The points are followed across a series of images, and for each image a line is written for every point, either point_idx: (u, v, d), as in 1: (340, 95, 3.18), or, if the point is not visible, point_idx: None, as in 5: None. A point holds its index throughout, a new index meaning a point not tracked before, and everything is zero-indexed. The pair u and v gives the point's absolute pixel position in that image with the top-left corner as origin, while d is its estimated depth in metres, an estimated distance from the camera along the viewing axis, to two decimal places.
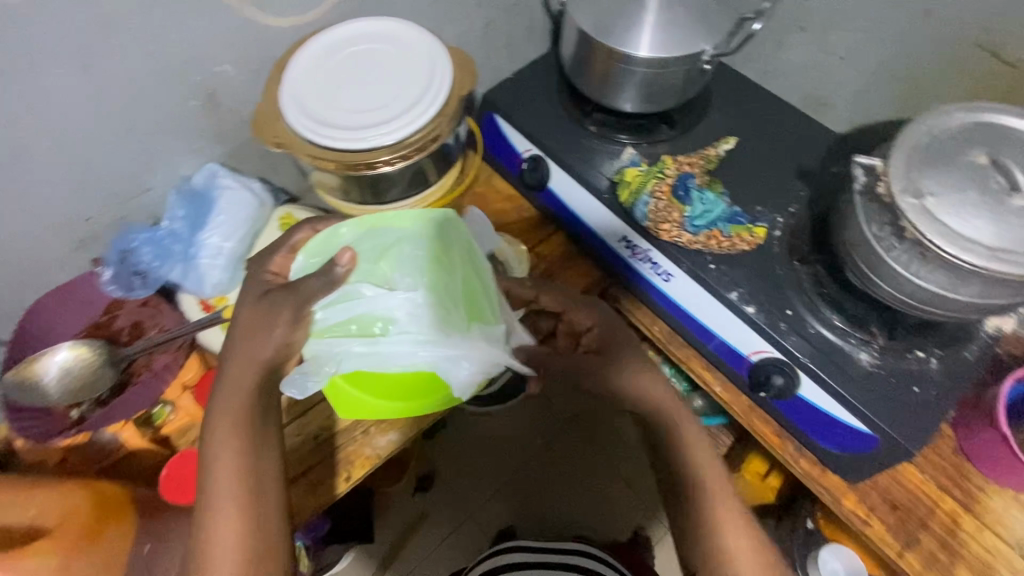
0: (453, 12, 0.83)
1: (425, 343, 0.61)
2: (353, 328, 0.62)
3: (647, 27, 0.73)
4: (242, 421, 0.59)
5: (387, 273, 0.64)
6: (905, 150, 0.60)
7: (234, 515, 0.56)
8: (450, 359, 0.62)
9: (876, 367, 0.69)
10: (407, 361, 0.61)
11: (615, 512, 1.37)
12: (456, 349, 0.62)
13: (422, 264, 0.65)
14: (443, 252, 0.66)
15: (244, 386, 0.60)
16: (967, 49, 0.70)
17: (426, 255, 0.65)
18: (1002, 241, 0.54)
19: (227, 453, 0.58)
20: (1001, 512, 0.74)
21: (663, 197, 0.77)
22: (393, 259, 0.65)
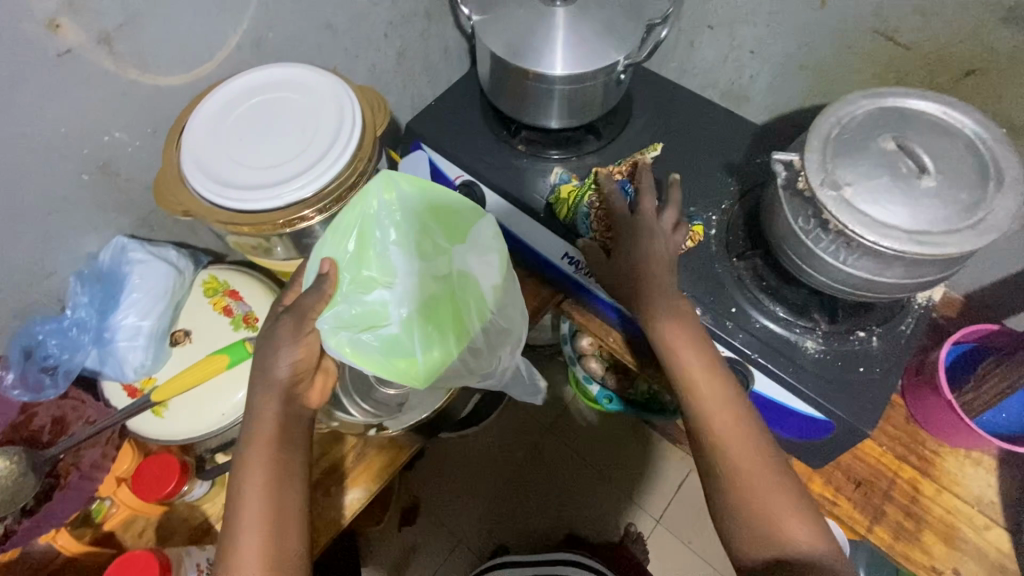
0: (361, 46, 0.81)
1: (443, 281, 0.62)
2: (377, 326, 0.60)
3: (558, 46, 0.73)
4: (267, 468, 0.57)
5: (373, 265, 0.61)
6: (819, 143, 0.61)
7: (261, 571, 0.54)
8: (472, 268, 0.62)
9: (823, 352, 0.70)
10: (441, 303, 0.61)
11: (606, 509, 1.35)
12: (469, 262, 0.62)
13: (400, 239, 0.61)
14: (405, 208, 0.62)
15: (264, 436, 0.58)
16: (866, 35, 0.71)
17: (397, 219, 0.62)
18: (918, 224, 0.56)
19: (252, 502, 0.56)
20: (955, 472, 0.76)
21: (599, 200, 0.75)
22: (373, 242, 0.61)
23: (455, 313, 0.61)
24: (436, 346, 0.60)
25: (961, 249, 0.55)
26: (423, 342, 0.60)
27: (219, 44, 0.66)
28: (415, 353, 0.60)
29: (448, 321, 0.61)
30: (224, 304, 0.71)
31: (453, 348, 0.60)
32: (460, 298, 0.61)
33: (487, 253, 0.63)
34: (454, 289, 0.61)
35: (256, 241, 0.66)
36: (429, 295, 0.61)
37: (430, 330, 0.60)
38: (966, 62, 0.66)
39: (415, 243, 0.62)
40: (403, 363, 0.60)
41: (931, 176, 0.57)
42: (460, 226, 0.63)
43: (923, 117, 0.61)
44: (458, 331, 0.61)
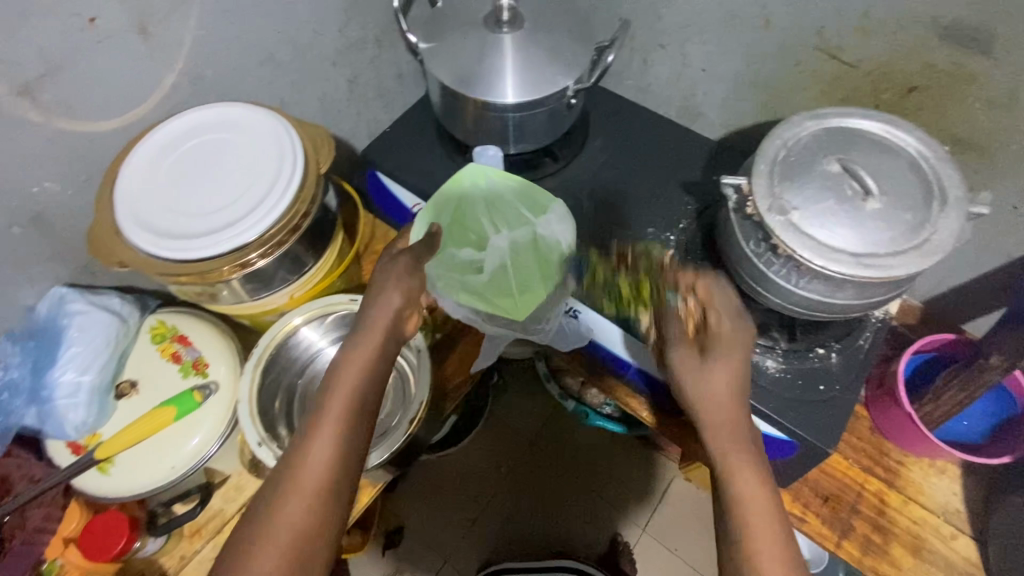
0: (308, 77, 0.79)
1: (528, 245, 0.74)
2: (472, 278, 0.72)
3: (506, 74, 0.72)
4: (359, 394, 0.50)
5: (467, 233, 0.74)
6: (766, 167, 0.61)
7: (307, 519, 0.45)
8: (548, 235, 0.74)
9: (783, 371, 0.70)
10: (527, 260, 0.74)
11: (592, 522, 1.33)
12: (546, 230, 0.75)
13: (485, 214, 0.75)
14: (491, 193, 0.75)
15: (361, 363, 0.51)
16: (811, 53, 0.71)
17: (485, 199, 0.75)
18: (865, 247, 0.56)
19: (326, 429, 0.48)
20: (920, 482, 0.77)
21: (698, 303, 0.59)
22: (468, 217, 0.75)
23: (536, 267, 0.73)
24: (523, 291, 0.73)
25: (907, 271, 0.55)
26: (513, 288, 0.72)
27: (153, 86, 0.64)
28: (505, 293, 0.72)
29: (532, 274, 0.73)
30: (173, 351, 0.69)
31: (537, 293, 0.73)
32: (544, 253, 0.74)
33: (562, 224, 0.75)
34: (539, 247, 0.74)
35: (201, 289, 0.64)
36: (519, 252, 0.74)
37: (518, 280, 0.73)
38: (909, 79, 0.66)
39: (502, 217, 0.75)
40: (496, 300, 0.72)
41: (875, 198, 0.57)
42: (535, 204, 0.76)
43: (866, 137, 0.62)
44: (540, 279, 0.73)
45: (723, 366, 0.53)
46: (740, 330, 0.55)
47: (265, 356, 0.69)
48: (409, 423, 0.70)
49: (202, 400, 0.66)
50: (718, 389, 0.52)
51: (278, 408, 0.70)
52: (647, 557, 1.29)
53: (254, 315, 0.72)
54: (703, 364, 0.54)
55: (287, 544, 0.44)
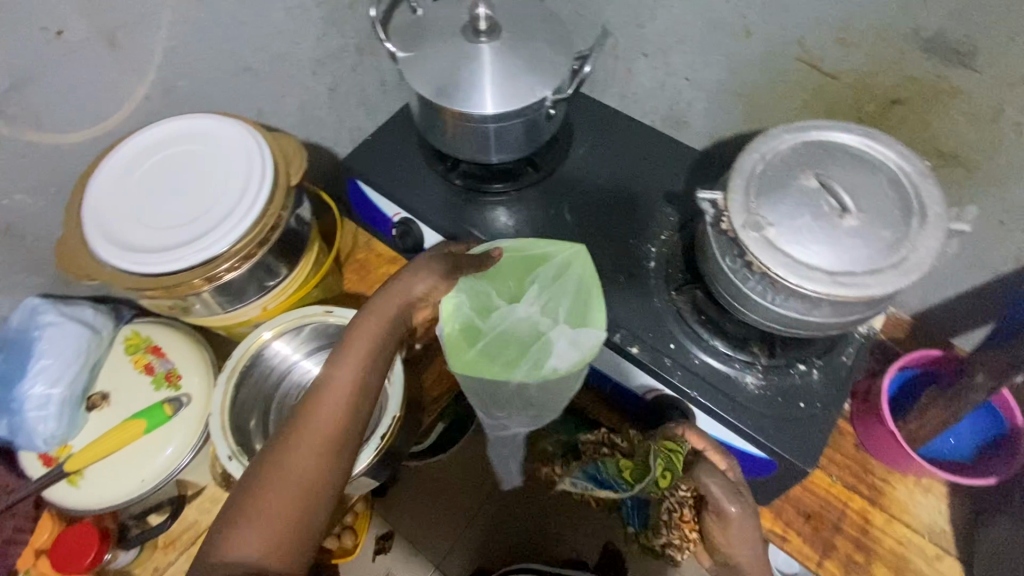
0: (287, 86, 0.79)
1: (546, 327, 0.64)
2: (472, 313, 0.65)
3: (483, 84, 0.71)
4: (373, 346, 0.59)
5: (514, 288, 0.67)
6: (742, 181, 0.59)
7: (320, 449, 0.53)
8: (564, 342, 0.62)
9: (763, 388, 0.69)
10: (529, 340, 0.64)
11: (582, 531, 1.31)
12: (567, 335, 0.63)
13: (537, 286, 0.66)
14: (562, 272, 0.67)
15: (378, 321, 0.60)
16: (792, 63, 0.70)
17: (553, 273, 0.67)
18: (840, 265, 0.54)
19: (343, 374, 0.57)
20: (906, 500, 0.75)
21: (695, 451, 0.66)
22: (529, 274, 0.68)
23: (520, 356, 0.62)
24: (485, 358, 0.62)
25: (883, 290, 0.53)
26: (483, 352, 0.63)
27: (123, 97, 0.64)
28: (473, 350, 0.63)
29: (508, 359, 0.62)
30: (146, 362, 0.69)
31: (493, 373, 0.61)
32: (538, 348, 0.62)
33: (578, 349, 0.62)
34: (542, 341, 0.63)
35: (171, 302, 0.64)
36: (526, 334, 0.64)
37: (495, 352, 0.63)
38: (892, 91, 0.65)
39: (547, 298, 0.65)
40: (461, 349, 0.63)
41: (852, 215, 0.56)
42: (582, 315, 0.64)
43: (846, 151, 0.60)
44: (511, 365, 0.62)
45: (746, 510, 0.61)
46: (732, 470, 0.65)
47: (238, 367, 0.68)
48: (380, 438, 0.69)
49: (172, 413, 0.66)
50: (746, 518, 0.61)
51: (252, 423, 0.70)
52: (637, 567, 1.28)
53: (229, 326, 0.73)
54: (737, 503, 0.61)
55: (304, 461, 0.52)
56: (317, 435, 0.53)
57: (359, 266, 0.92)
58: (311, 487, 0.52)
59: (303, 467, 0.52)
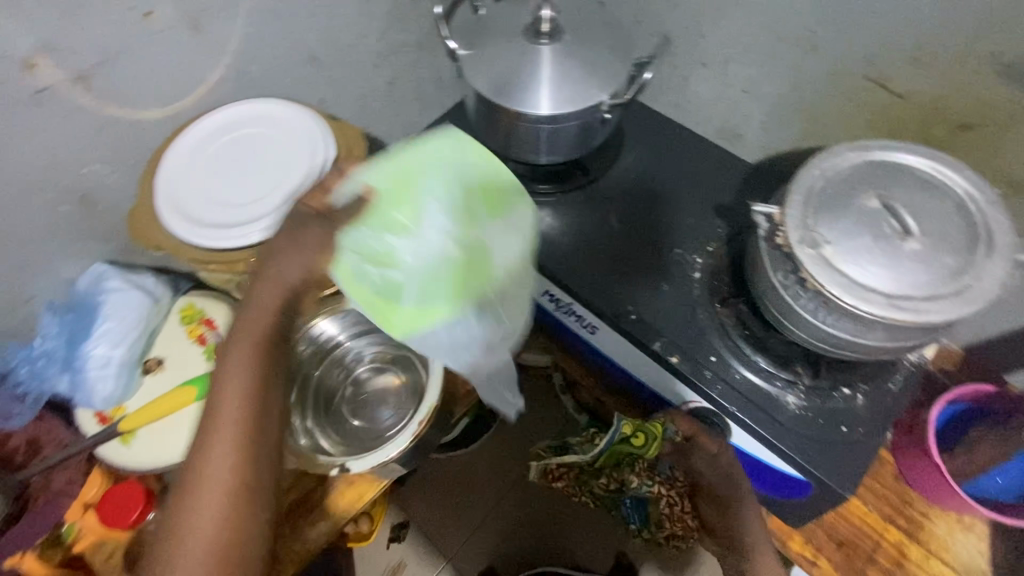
0: (349, 78, 0.81)
1: (465, 246, 0.56)
2: (383, 271, 0.55)
3: (542, 85, 0.72)
4: (254, 381, 0.52)
5: (407, 212, 0.55)
6: (801, 198, 0.58)
7: (223, 509, 0.49)
8: (492, 249, 0.57)
9: (804, 409, 0.68)
10: (455, 269, 0.56)
11: (598, 539, 1.30)
12: (493, 239, 0.57)
13: (436, 200, 0.56)
14: (452, 170, 0.57)
15: (251, 349, 0.52)
16: (859, 81, 0.69)
17: (444, 181, 0.56)
18: (899, 287, 0.53)
19: (228, 419, 0.51)
20: (945, 537, 0.73)
21: (684, 436, 0.71)
22: (413, 190, 0.56)
23: (462, 281, 0.56)
24: (430, 304, 0.56)
25: (944, 317, 0.52)
26: (423, 300, 0.56)
27: (199, 78, 0.67)
28: (407, 303, 0.56)
29: (449, 293, 0.56)
30: (199, 333, 0.71)
31: (444, 316, 0.55)
32: (476, 264, 0.56)
33: (513, 238, 0.57)
34: (472, 253, 0.56)
35: (227, 276, 0.66)
36: (450, 256, 0.56)
37: (434, 294, 0.56)
38: (963, 115, 0.63)
39: (453, 208, 0.56)
40: (393, 310, 0.56)
41: (915, 238, 0.55)
42: (497, 204, 0.58)
43: (911, 174, 0.59)
44: (458, 297, 0.56)
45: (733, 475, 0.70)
46: (724, 452, 0.70)
47: None
48: (417, 423, 0.69)
49: None
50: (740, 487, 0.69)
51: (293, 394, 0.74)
52: None
53: None
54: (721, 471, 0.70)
55: (214, 516, 0.48)
56: (213, 495, 0.49)
57: None
58: (228, 540, 0.48)
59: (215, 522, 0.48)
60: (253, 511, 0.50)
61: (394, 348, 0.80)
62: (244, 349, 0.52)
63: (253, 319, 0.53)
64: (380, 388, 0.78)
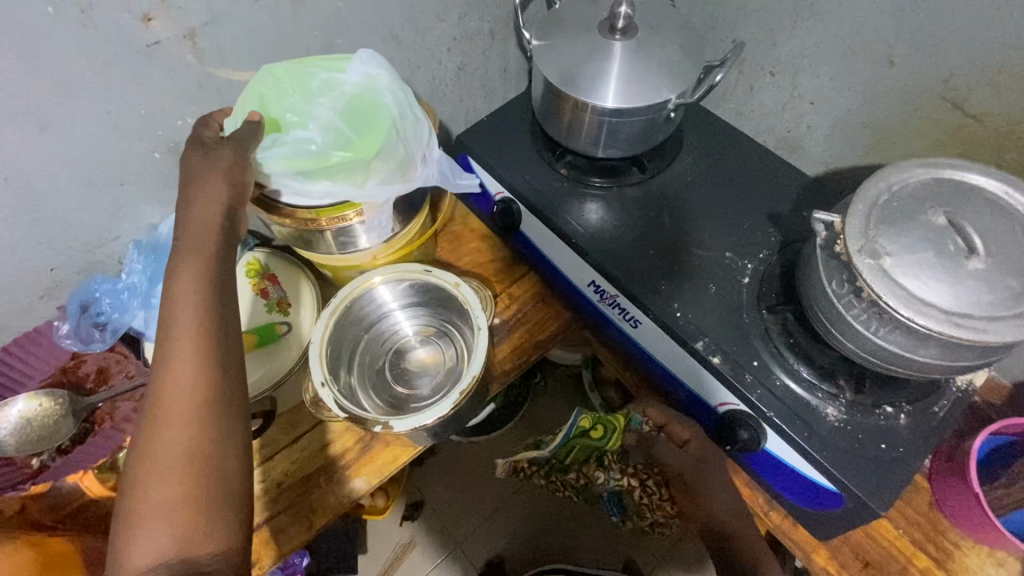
0: (423, 58, 0.85)
1: (352, 100, 0.69)
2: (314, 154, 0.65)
3: (611, 79, 0.74)
4: (203, 292, 0.53)
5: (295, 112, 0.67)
6: (864, 208, 0.59)
7: (192, 410, 0.49)
8: (365, 88, 0.69)
9: (843, 422, 0.68)
10: (356, 121, 0.68)
11: (612, 539, 1.31)
12: (359, 82, 0.69)
13: (302, 94, 0.68)
14: (289, 72, 0.68)
15: (198, 279, 0.53)
16: (933, 100, 0.68)
17: (292, 81, 0.68)
18: (958, 305, 0.53)
19: (183, 345, 0.51)
20: (976, 570, 0.72)
21: (655, 425, 0.79)
22: (285, 102, 0.67)
23: (369, 117, 0.68)
24: (364, 141, 0.67)
25: (1003, 338, 0.52)
26: (354, 149, 0.66)
27: (290, 46, 0.71)
28: (354, 147, 0.66)
29: (368, 134, 0.67)
30: (262, 287, 0.81)
31: (384, 128, 0.67)
32: (367, 98, 0.69)
33: (371, 67, 0.69)
34: (356, 89, 0.69)
35: (296, 234, 0.72)
36: (343, 111, 0.68)
37: (357, 139, 0.67)
38: None
39: (320, 90, 0.68)
40: (352, 156, 0.65)
41: (980, 258, 0.54)
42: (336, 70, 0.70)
43: (981, 194, 0.58)
44: (380, 112, 0.68)
45: (716, 477, 0.76)
46: (695, 437, 0.76)
47: (341, 304, 0.75)
48: (459, 393, 0.70)
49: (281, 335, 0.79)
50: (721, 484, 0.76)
51: (345, 350, 0.78)
52: None
53: (337, 268, 0.79)
54: (707, 474, 0.76)
55: (185, 417, 0.49)
56: (185, 413, 0.49)
57: (454, 238, 0.97)
58: (199, 441, 0.49)
59: (189, 423, 0.49)
60: (227, 419, 0.51)
61: (439, 324, 0.83)
62: (191, 281, 0.53)
63: (199, 235, 0.55)
64: (421, 361, 0.82)
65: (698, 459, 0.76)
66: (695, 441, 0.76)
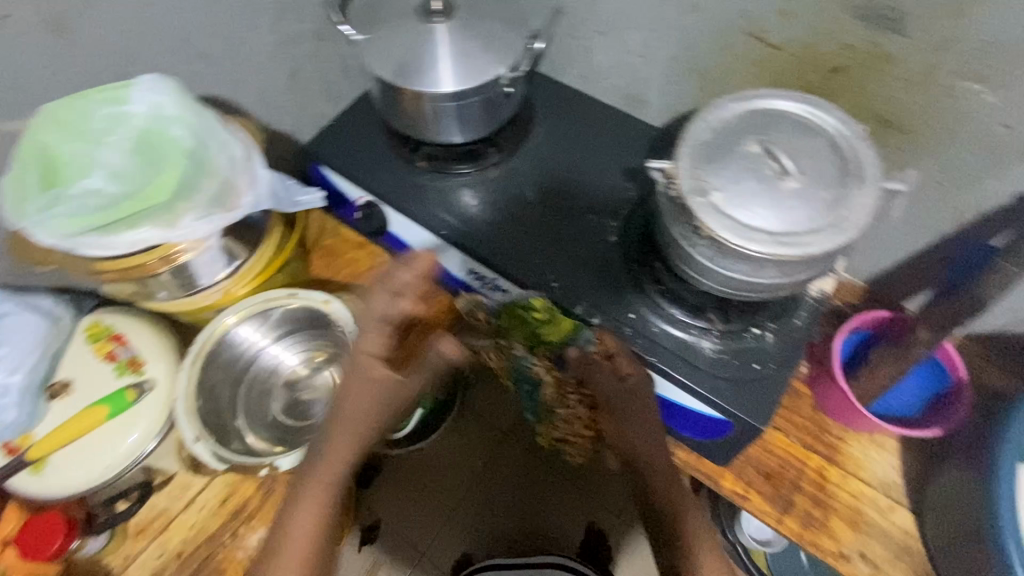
0: (244, 72, 0.79)
1: (143, 137, 0.65)
2: (110, 206, 0.61)
3: (437, 63, 0.72)
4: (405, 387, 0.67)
5: (82, 164, 0.63)
6: (690, 150, 0.61)
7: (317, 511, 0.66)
8: (156, 120, 0.64)
9: (719, 352, 0.71)
10: (151, 159, 0.64)
11: (565, 509, 1.33)
12: (144, 115, 0.64)
13: (84, 141, 0.63)
14: (60, 117, 0.62)
15: None
16: (739, 37, 0.72)
17: (68, 130, 0.62)
18: (782, 225, 0.56)
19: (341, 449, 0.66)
20: (860, 456, 0.79)
21: (602, 352, 0.70)
22: (67, 154, 0.63)
23: (163, 153, 0.64)
24: (166, 180, 0.63)
25: (821, 248, 0.56)
26: (155, 191, 0.62)
27: None
28: (153, 188, 0.63)
29: (169, 171, 0.63)
30: (107, 350, 0.72)
31: (180, 164, 0.64)
32: (159, 131, 0.65)
33: (155, 96, 0.64)
34: (142, 125, 0.65)
35: (133, 287, 0.67)
36: (135, 152, 0.64)
37: (156, 180, 0.63)
38: (832, 60, 0.67)
39: (102, 132, 0.63)
40: (152, 201, 0.62)
41: (793, 177, 0.58)
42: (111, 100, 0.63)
43: (788, 117, 0.62)
44: (173, 148, 0.64)
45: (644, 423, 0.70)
46: (636, 372, 0.69)
47: (203, 350, 0.71)
48: (347, 413, 0.67)
49: (134, 399, 0.69)
50: (648, 434, 0.71)
51: (224, 399, 0.74)
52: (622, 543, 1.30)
53: (192, 312, 0.74)
54: (640, 412, 0.70)
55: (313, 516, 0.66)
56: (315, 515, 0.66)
57: (327, 252, 0.92)
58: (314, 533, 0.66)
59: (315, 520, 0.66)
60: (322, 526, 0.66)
61: (329, 346, 0.78)
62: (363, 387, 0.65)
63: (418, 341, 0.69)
64: (316, 388, 0.78)
65: (632, 393, 0.70)
66: (636, 374, 0.69)
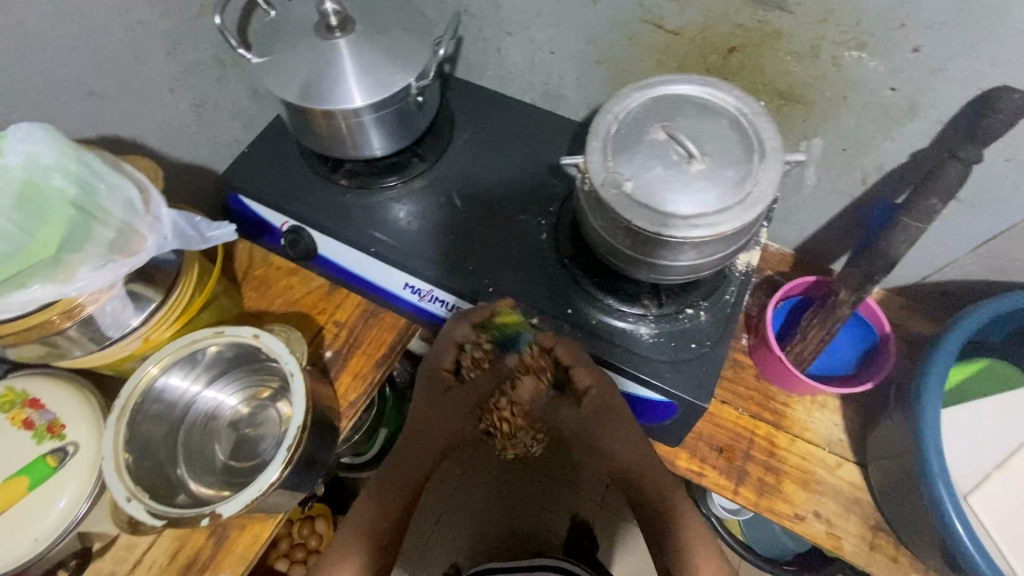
0: (141, 107, 0.76)
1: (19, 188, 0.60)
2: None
3: (343, 79, 0.70)
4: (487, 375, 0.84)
5: None
6: (600, 143, 0.61)
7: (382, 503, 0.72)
8: (33, 170, 0.60)
9: (657, 337, 0.72)
10: (32, 211, 0.60)
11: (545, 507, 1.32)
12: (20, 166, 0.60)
13: None
14: None
15: None
16: (639, 26, 0.73)
17: None
18: (693, 208, 0.57)
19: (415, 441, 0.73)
20: (805, 419, 0.81)
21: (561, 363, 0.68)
22: None
23: (47, 204, 0.61)
24: (54, 234, 0.60)
25: (733, 226, 0.57)
26: (43, 246, 0.59)
27: None
28: (39, 243, 0.59)
29: (57, 224, 0.60)
30: (24, 417, 0.68)
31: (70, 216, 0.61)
32: (39, 182, 0.61)
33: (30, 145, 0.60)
34: (17, 177, 0.60)
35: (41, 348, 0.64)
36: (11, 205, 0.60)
37: (43, 235, 0.59)
38: (727, 41, 0.69)
39: None
40: (40, 257, 0.58)
41: (699, 160, 0.59)
42: None
43: (689, 101, 0.64)
44: (58, 199, 0.61)
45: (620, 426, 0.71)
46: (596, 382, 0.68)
47: (128, 405, 0.66)
48: (287, 449, 0.65)
49: (57, 464, 0.66)
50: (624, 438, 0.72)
51: (163, 452, 0.70)
52: (605, 532, 1.30)
53: (113, 364, 0.71)
54: (614, 418, 0.70)
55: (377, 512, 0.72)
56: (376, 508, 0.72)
57: (258, 283, 0.88)
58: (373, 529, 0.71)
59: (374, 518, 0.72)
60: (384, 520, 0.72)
61: (275, 378, 0.76)
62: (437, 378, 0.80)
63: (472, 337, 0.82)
64: (263, 423, 0.76)
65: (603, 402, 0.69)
66: (600, 379, 0.68)
